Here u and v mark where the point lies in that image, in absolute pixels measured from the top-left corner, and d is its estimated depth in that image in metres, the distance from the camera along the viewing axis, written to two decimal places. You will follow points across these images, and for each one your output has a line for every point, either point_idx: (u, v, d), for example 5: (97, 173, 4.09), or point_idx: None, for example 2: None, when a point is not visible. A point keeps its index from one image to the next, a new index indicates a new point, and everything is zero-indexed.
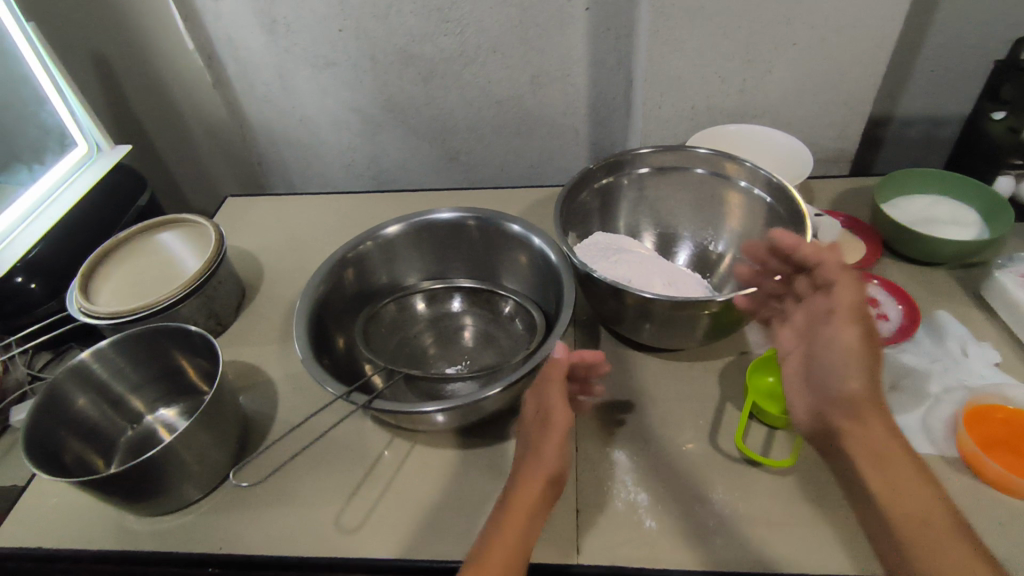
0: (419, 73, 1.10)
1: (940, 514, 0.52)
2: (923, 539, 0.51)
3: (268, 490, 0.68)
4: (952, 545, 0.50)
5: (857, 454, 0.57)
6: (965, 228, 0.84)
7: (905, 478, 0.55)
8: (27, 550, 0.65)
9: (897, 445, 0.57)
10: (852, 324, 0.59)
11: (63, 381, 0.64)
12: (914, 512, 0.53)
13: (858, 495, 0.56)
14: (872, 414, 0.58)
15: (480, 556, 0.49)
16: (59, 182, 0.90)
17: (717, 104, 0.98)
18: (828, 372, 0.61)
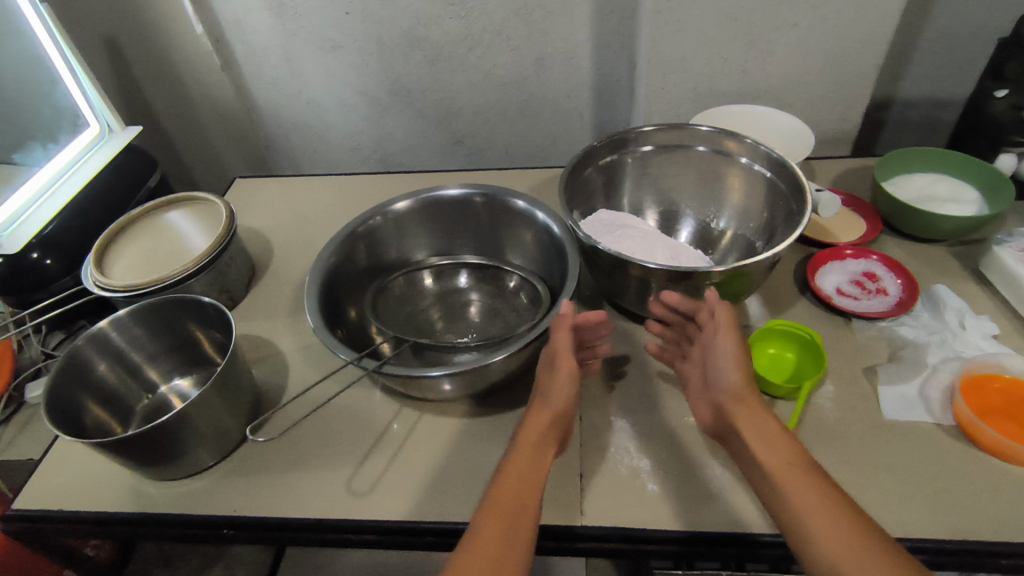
0: (425, 56, 1.11)
1: (816, 477, 0.50)
2: (799, 493, 0.49)
3: (280, 456, 0.70)
4: (808, 493, 0.49)
5: (748, 435, 0.55)
6: (967, 202, 0.85)
7: (781, 449, 0.53)
8: (48, 512, 0.67)
9: (780, 426, 0.55)
10: (725, 329, 0.61)
11: (83, 348, 0.67)
12: (780, 463, 0.52)
13: (751, 469, 0.54)
14: (756, 401, 0.58)
15: (501, 482, 0.54)
16: (72, 160, 0.92)
17: (720, 85, 0.99)
18: (715, 372, 0.61)
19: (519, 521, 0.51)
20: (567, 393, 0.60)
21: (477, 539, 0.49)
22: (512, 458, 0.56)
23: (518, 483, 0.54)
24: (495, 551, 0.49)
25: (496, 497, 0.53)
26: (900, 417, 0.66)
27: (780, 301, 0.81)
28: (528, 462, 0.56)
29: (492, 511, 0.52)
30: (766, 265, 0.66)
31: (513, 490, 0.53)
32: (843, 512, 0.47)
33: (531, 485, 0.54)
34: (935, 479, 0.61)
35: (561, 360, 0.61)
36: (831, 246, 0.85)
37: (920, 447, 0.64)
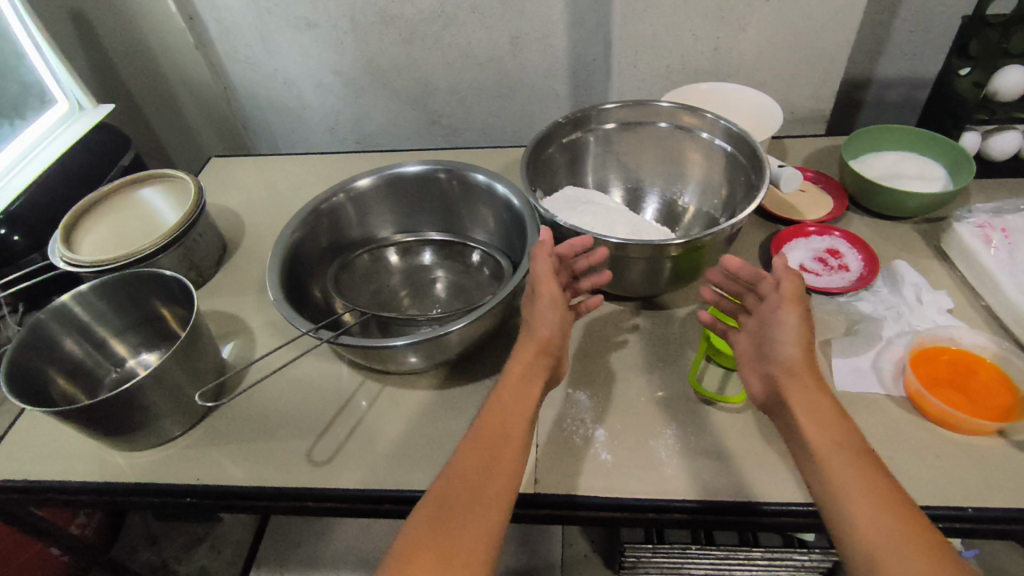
0: (400, 34, 1.10)
1: (857, 454, 0.50)
2: (841, 470, 0.49)
3: (244, 428, 0.71)
4: (852, 474, 0.48)
5: (797, 406, 0.54)
6: (924, 170, 0.87)
7: (832, 424, 0.52)
8: (14, 483, 0.68)
9: (831, 401, 0.53)
10: (784, 301, 0.58)
11: (46, 322, 0.67)
12: (826, 444, 0.51)
13: (794, 437, 0.53)
14: (811, 374, 0.55)
15: (491, 420, 0.55)
16: (41, 137, 0.94)
17: (692, 63, 0.99)
18: (769, 343, 0.58)
19: (500, 462, 0.52)
20: (550, 324, 0.60)
21: (459, 478, 0.51)
22: (500, 396, 0.57)
23: (506, 423, 0.55)
24: (480, 492, 0.50)
25: (480, 436, 0.54)
26: (851, 388, 0.68)
27: None
28: (516, 399, 0.57)
29: (479, 448, 0.53)
30: (719, 238, 0.67)
31: (499, 430, 0.54)
32: (883, 494, 0.47)
33: (518, 425, 0.55)
34: (881, 448, 0.62)
35: (542, 289, 0.61)
36: (795, 223, 0.86)
37: (869, 417, 0.65)
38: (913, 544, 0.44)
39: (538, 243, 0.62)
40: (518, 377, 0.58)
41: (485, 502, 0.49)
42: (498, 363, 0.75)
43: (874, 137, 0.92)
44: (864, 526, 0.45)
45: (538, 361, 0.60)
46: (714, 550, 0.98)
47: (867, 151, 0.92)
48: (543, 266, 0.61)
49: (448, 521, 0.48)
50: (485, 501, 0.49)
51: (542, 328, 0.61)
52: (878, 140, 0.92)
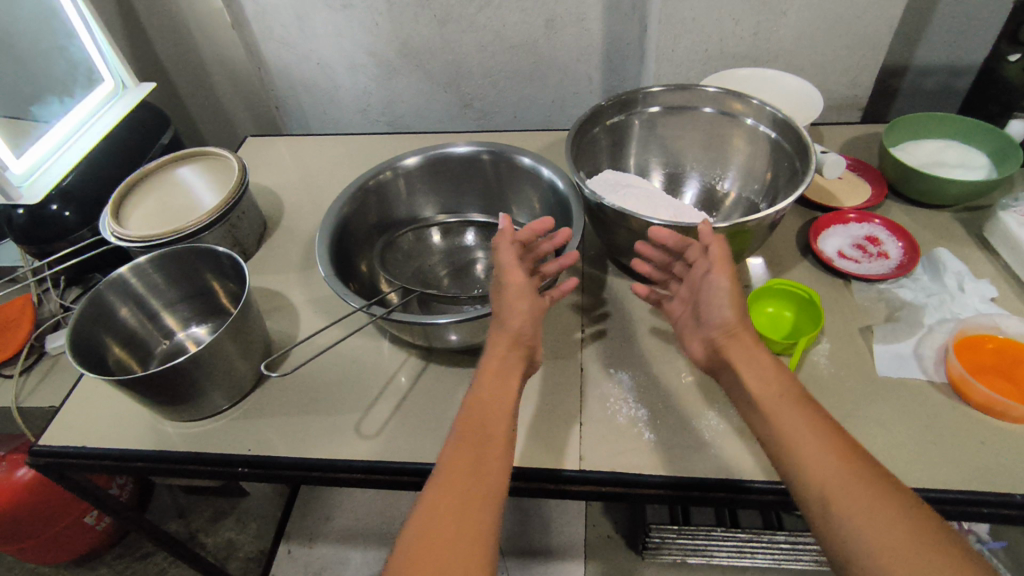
0: (435, 16, 1.10)
1: (802, 406, 0.51)
2: (789, 424, 0.50)
3: (291, 401, 0.73)
4: (802, 426, 0.49)
5: (744, 371, 0.55)
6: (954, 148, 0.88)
7: (777, 381, 0.53)
8: (71, 449, 0.71)
9: (773, 359, 0.55)
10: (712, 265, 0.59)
11: (105, 293, 0.69)
12: (770, 398, 0.52)
13: (746, 402, 0.55)
14: (750, 336, 0.56)
15: (471, 406, 0.56)
16: (88, 115, 0.94)
17: (730, 47, 0.98)
18: (705, 309, 0.59)
19: (487, 442, 0.53)
20: (522, 314, 0.60)
21: (450, 465, 0.51)
22: (478, 384, 0.58)
23: (487, 405, 0.56)
24: (471, 470, 0.51)
25: (464, 424, 0.55)
26: (894, 374, 0.68)
27: (781, 263, 0.83)
28: (496, 381, 0.57)
29: (465, 432, 0.54)
30: (765, 223, 0.67)
31: (483, 415, 0.55)
32: (831, 440, 0.48)
33: (499, 407, 0.56)
34: (924, 433, 0.63)
35: (506, 279, 0.60)
36: (834, 210, 0.86)
37: (911, 402, 0.66)
38: (867, 482, 0.45)
39: (497, 233, 0.61)
40: (496, 365, 0.59)
41: (478, 480, 0.50)
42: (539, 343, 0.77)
43: (894, 131, 0.91)
44: (817, 474, 0.47)
45: (516, 344, 0.60)
46: (738, 532, 0.99)
47: (893, 145, 0.91)
48: (506, 255, 0.60)
49: (445, 502, 0.49)
50: (477, 478, 0.50)
51: (514, 319, 0.60)
52: (898, 133, 0.91)
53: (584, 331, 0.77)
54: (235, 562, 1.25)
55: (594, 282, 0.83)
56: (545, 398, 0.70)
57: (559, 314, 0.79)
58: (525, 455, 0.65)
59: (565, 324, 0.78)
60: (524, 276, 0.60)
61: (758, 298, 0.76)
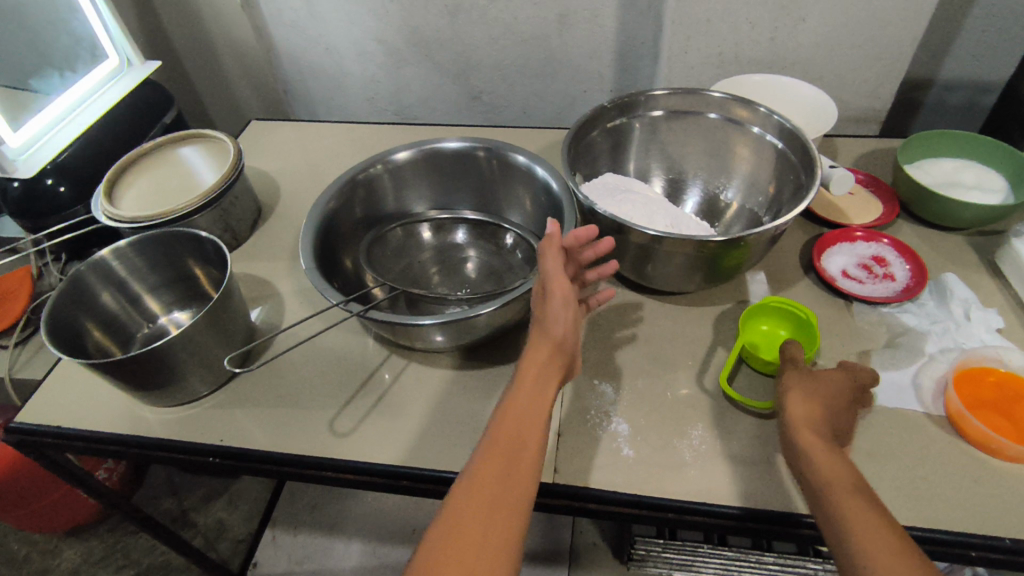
0: (446, 6, 1.08)
1: (872, 507, 0.47)
2: (855, 512, 0.46)
3: (270, 392, 0.72)
4: (870, 518, 0.46)
5: (808, 455, 0.51)
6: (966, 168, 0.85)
7: (846, 473, 0.49)
8: (47, 428, 0.70)
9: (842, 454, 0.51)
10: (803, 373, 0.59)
11: (86, 274, 0.69)
12: (838, 482, 0.49)
13: (809, 486, 0.50)
14: (823, 429, 0.53)
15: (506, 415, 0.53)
16: (89, 92, 0.94)
17: (745, 52, 0.95)
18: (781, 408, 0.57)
19: (517, 458, 0.50)
20: (564, 320, 0.56)
21: (477, 484, 0.49)
22: (514, 392, 0.54)
23: (523, 416, 0.53)
24: (497, 491, 0.48)
25: (495, 435, 0.52)
26: (889, 403, 0.65)
27: (782, 279, 0.80)
28: (536, 391, 0.54)
29: (496, 446, 0.51)
30: (764, 238, 0.65)
31: (516, 429, 0.52)
32: (898, 540, 0.44)
33: (534, 419, 0.53)
34: (915, 468, 0.60)
35: (553, 289, 0.56)
36: (842, 227, 0.83)
37: (905, 435, 0.63)
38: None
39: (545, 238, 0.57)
40: (537, 371, 0.55)
41: (505, 505, 0.48)
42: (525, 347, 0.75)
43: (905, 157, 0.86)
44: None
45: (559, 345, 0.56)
46: (725, 551, 0.97)
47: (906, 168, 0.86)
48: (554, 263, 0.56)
49: (470, 528, 0.46)
50: (503, 504, 0.48)
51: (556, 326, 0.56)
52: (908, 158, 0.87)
53: None
54: (225, 543, 1.26)
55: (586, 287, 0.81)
56: None
57: None
58: None
59: None
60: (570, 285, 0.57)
61: (753, 316, 0.73)
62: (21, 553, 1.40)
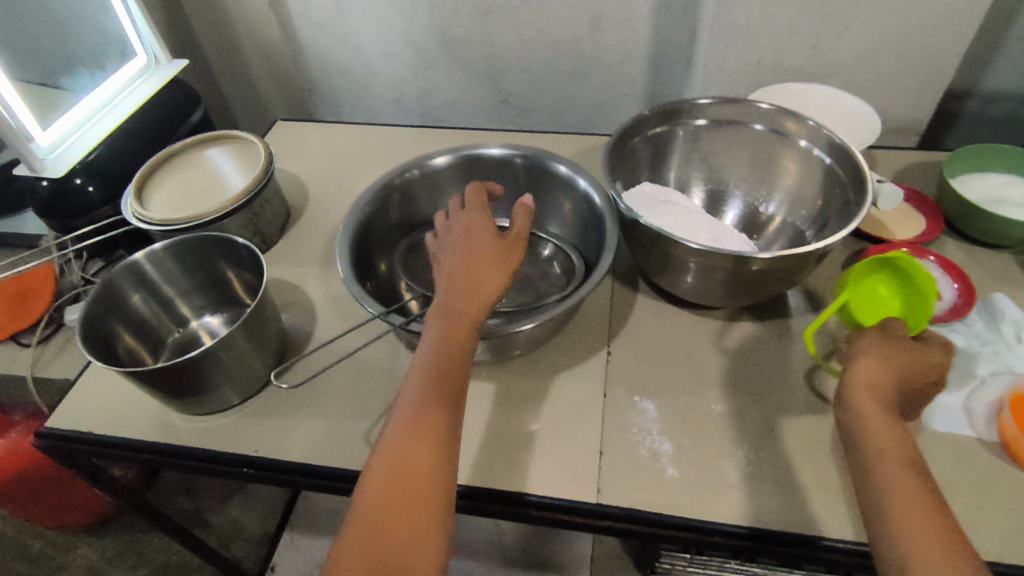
0: (478, 8, 1.07)
1: (918, 480, 0.47)
2: (899, 481, 0.46)
3: (302, 402, 0.71)
4: (910, 486, 0.46)
5: (863, 413, 0.51)
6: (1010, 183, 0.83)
7: (901, 447, 0.49)
8: (77, 435, 0.70)
9: (900, 423, 0.51)
10: (883, 334, 0.58)
11: (119, 279, 0.68)
12: (886, 448, 0.49)
13: (853, 446, 0.51)
14: (886, 395, 0.53)
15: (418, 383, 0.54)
16: (117, 91, 0.93)
17: (785, 60, 0.93)
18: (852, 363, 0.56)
19: (439, 416, 0.53)
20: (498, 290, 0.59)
21: (409, 442, 0.51)
22: (439, 350, 0.55)
23: (430, 384, 0.54)
24: (415, 459, 0.50)
25: (424, 394, 0.53)
26: (939, 427, 0.63)
27: (824, 295, 0.78)
28: (450, 355, 0.55)
29: (406, 416, 0.52)
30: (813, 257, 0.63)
31: (434, 404, 0.53)
32: (939, 515, 0.44)
33: (445, 384, 0.54)
34: (968, 496, 0.59)
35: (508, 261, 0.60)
36: (885, 242, 0.81)
37: (957, 461, 0.61)
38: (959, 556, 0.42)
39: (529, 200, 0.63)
40: (456, 332, 0.56)
41: (425, 471, 0.50)
42: (561, 360, 0.73)
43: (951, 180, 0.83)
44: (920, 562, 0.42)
45: (473, 294, 0.58)
46: None
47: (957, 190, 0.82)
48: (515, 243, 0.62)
49: (390, 506, 0.48)
50: (424, 469, 0.49)
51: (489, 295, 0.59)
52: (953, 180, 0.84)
53: (610, 352, 0.73)
54: (239, 542, 1.24)
55: (622, 299, 0.79)
56: (565, 422, 0.67)
57: (583, 331, 0.76)
58: (538, 481, 0.62)
59: (590, 343, 0.75)
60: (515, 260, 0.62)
61: (874, 275, 0.67)
62: (36, 548, 1.40)
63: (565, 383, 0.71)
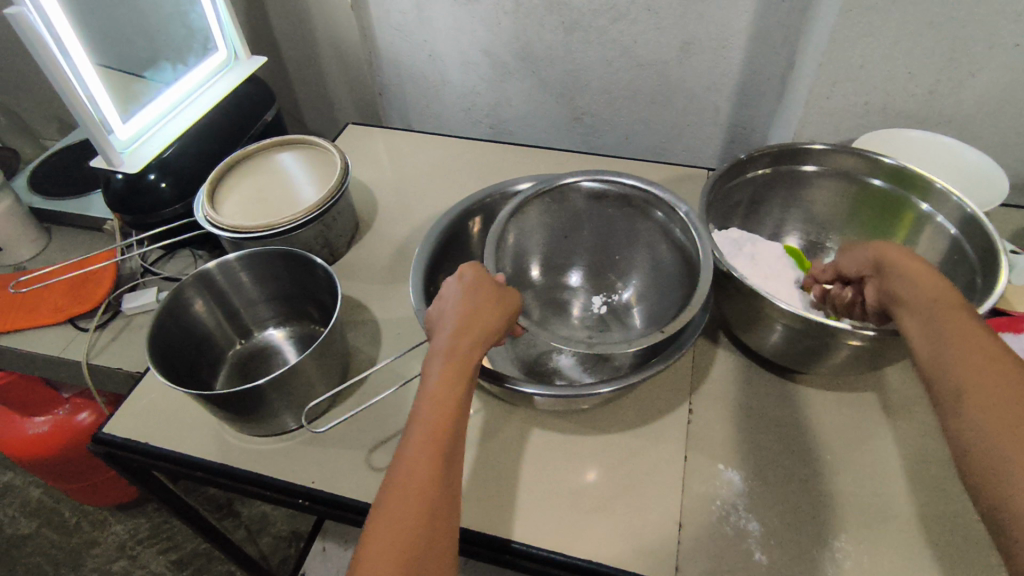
0: (563, 23, 1.02)
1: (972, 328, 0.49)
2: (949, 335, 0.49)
3: (364, 433, 0.68)
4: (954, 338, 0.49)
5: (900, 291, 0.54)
6: None
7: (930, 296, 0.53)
8: (135, 444, 0.68)
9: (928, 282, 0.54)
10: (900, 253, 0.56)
11: (188, 288, 0.68)
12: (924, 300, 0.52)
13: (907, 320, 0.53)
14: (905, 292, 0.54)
15: (419, 427, 0.51)
16: (196, 86, 0.91)
17: (897, 104, 0.86)
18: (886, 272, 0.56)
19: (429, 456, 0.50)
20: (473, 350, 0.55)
21: (399, 485, 0.49)
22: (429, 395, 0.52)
23: (429, 431, 0.51)
24: (416, 495, 0.48)
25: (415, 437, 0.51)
26: None
27: None
28: (451, 400, 0.52)
29: (407, 457, 0.50)
30: None
31: (423, 451, 0.50)
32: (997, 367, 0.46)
33: (445, 428, 0.51)
34: None
35: (477, 327, 0.56)
36: (1007, 315, 0.72)
37: None
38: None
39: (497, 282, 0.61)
40: (454, 378, 0.53)
41: (424, 502, 0.48)
42: (638, 413, 0.68)
43: None
44: (992, 434, 0.43)
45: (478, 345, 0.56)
46: None
47: None
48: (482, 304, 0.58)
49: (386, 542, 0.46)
50: (430, 512, 0.48)
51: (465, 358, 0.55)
52: None
53: (691, 409, 0.69)
54: (266, 537, 1.26)
55: (703, 353, 0.74)
56: (640, 484, 0.62)
57: (663, 382, 0.71)
58: (611, 549, 0.57)
59: (669, 397, 0.70)
60: (490, 317, 0.57)
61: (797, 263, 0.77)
62: (72, 521, 1.36)
63: (642, 439, 0.66)
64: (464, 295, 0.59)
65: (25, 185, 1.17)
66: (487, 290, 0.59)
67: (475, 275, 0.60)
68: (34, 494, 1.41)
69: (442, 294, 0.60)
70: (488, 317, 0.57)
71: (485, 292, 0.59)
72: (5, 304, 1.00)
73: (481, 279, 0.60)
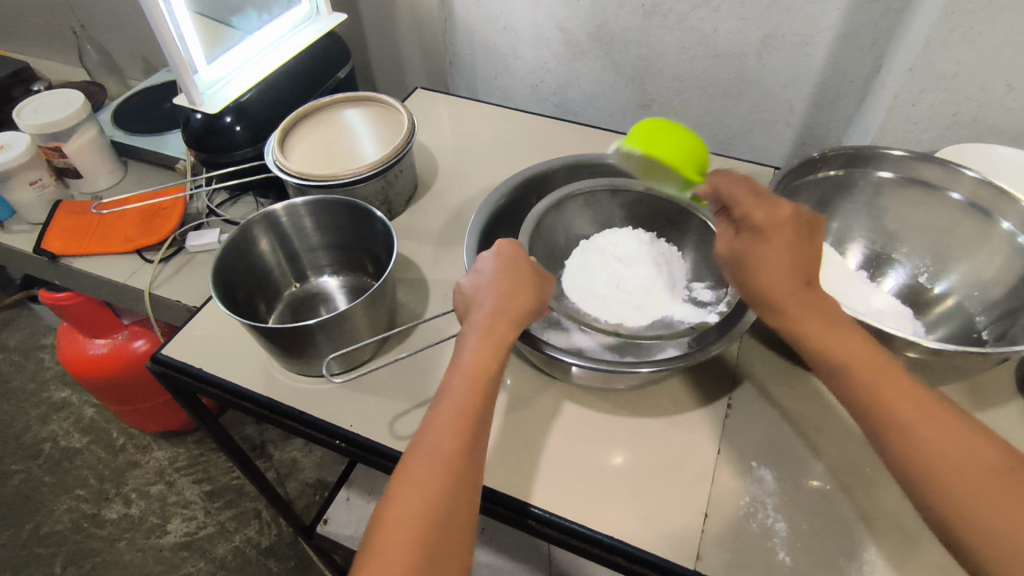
0: (642, 6, 1.00)
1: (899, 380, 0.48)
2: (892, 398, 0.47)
3: (403, 386, 0.70)
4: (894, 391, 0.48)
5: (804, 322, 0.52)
6: None
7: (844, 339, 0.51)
8: (188, 367, 0.72)
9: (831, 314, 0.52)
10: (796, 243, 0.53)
11: (254, 227, 0.70)
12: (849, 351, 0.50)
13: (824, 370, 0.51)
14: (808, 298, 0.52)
15: (452, 396, 0.52)
16: (278, 37, 0.95)
17: (988, 117, 0.81)
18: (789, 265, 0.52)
19: (462, 427, 0.51)
20: (507, 330, 0.56)
21: (429, 451, 0.50)
22: (463, 369, 0.54)
23: (461, 405, 0.52)
24: (445, 462, 0.49)
25: (448, 408, 0.52)
26: None
27: (986, 396, 0.68)
28: (484, 376, 0.54)
29: (439, 425, 0.51)
30: (992, 360, 0.55)
31: (454, 420, 0.51)
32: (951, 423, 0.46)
33: (476, 401, 0.52)
34: None
35: (514, 308, 0.57)
36: None
37: None
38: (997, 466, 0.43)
39: (535, 266, 0.62)
40: (489, 354, 0.54)
41: (453, 471, 0.49)
42: (675, 401, 0.68)
43: None
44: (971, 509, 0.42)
45: (513, 327, 0.57)
46: None
47: None
48: (520, 286, 0.59)
49: (420, 504, 0.47)
50: (459, 479, 0.49)
51: (497, 336, 0.56)
52: None
53: (730, 403, 0.68)
54: (295, 482, 1.31)
55: (750, 350, 0.73)
56: (669, 469, 0.62)
57: (704, 374, 0.71)
58: (633, 529, 0.57)
59: (708, 390, 0.69)
60: (526, 299, 0.58)
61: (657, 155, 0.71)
62: (119, 442, 1.44)
63: (676, 427, 0.66)
64: (501, 274, 0.59)
65: (110, 119, 1.23)
66: (524, 274, 0.60)
67: (512, 257, 0.61)
68: (87, 412, 1.50)
69: (475, 271, 0.61)
70: (525, 299, 0.58)
71: (522, 275, 0.60)
72: (81, 227, 1.06)
73: (518, 260, 0.61)
